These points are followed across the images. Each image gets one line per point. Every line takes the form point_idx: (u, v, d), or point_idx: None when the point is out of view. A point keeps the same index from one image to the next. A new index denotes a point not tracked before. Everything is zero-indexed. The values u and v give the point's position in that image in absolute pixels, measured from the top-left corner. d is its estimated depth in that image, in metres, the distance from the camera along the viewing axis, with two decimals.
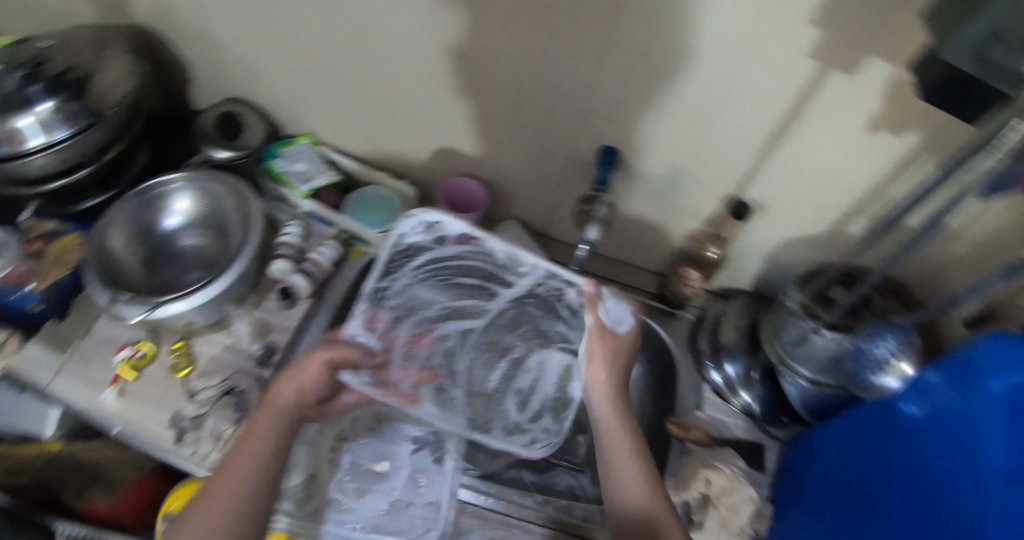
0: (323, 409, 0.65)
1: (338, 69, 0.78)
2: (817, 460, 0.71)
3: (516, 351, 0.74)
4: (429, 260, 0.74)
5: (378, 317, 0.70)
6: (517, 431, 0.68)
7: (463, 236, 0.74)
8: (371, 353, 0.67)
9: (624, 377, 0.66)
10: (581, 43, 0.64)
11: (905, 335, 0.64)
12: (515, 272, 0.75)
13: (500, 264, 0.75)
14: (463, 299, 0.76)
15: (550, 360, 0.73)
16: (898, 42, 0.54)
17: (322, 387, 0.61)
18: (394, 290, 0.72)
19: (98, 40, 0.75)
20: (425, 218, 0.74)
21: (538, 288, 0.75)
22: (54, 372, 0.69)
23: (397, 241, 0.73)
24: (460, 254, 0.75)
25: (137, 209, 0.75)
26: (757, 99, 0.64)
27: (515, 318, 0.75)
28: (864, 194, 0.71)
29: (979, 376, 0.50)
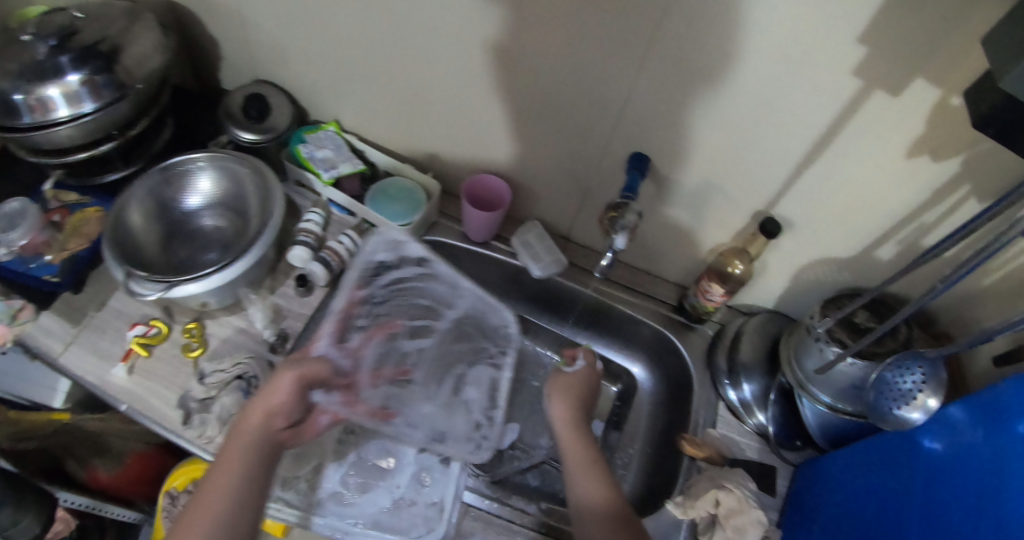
0: (298, 431, 0.63)
1: (370, 60, 0.78)
2: (829, 488, 0.69)
3: (460, 368, 0.78)
4: (393, 278, 0.77)
5: (345, 334, 0.71)
6: (463, 438, 0.73)
7: (420, 259, 0.78)
8: (340, 374, 0.68)
9: (584, 416, 0.73)
10: (617, 46, 0.63)
11: (938, 365, 0.60)
12: (455, 298, 0.80)
13: (445, 289, 0.80)
14: (417, 318, 0.79)
15: (482, 374, 0.79)
16: (951, 65, 0.52)
17: (291, 409, 0.59)
18: (365, 308, 0.75)
19: (131, 13, 0.75)
20: (391, 236, 0.77)
21: (470, 315, 0.81)
22: (66, 342, 0.71)
23: (365, 259, 0.75)
24: (415, 277, 0.78)
25: (160, 184, 0.75)
26: (794, 116, 0.63)
27: (460, 332, 0.80)
28: (898, 219, 0.68)
29: (1006, 417, 0.51)
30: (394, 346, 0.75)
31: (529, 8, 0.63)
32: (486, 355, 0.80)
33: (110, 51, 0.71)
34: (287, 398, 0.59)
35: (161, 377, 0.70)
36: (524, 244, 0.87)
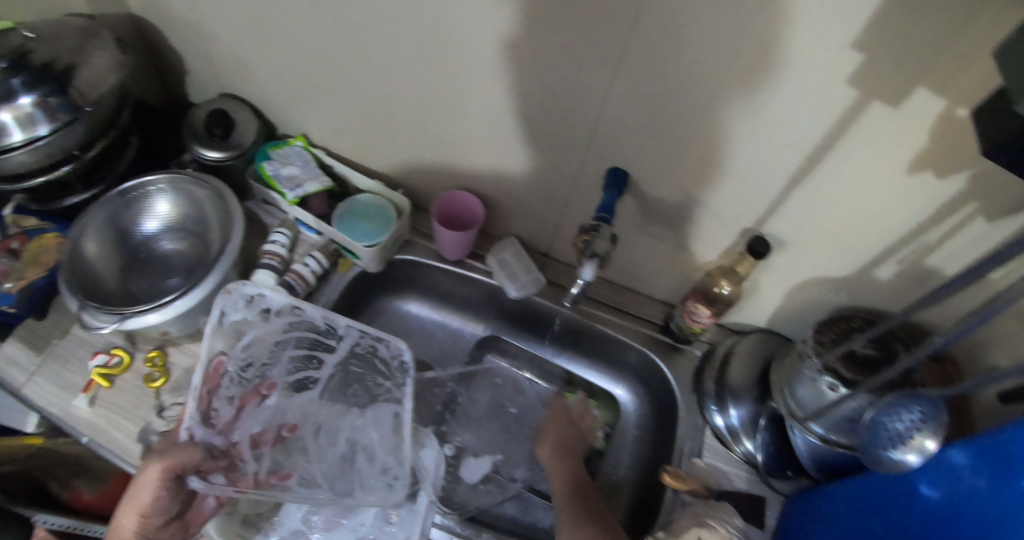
0: (186, 520, 0.61)
1: (337, 71, 0.74)
2: (820, 526, 0.65)
3: (351, 414, 0.74)
4: (256, 338, 0.71)
5: (213, 409, 0.66)
6: (370, 486, 0.68)
7: (287, 307, 0.73)
8: (215, 455, 0.63)
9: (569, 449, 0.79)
10: (590, 56, 0.58)
11: (939, 407, 0.54)
12: (334, 336, 0.76)
13: (320, 331, 0.76)
14: (296, 372, 0.74)
15: (380, 412, 0.75)
16: (956, 73, 0.47)
17: (167, 503, 0.58)
18: (232, 375, 0.69)
19: (87, 31, 0.71)
20: (244, 292, 0.71)
21: (356, 348, 0.77)
22: (29, 373, 0.70)
23: (219, 323, 0.68)
24: (285, 328, 0.73)
25: (118, 209, 0.74)
26: (783, 131, 0.57)
27: (347, 374, 0.77)
28: (898, 239, 0.63)
29: (1011, 469, 0.46)
30: (271, 407, 0.71)
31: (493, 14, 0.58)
32: (380, 393, 0.77)
33: (64, 72, 0.67)
34: (154, 497, 0.58)
35: (124, 408, 0.68)
36: (500, 262, 0.83)
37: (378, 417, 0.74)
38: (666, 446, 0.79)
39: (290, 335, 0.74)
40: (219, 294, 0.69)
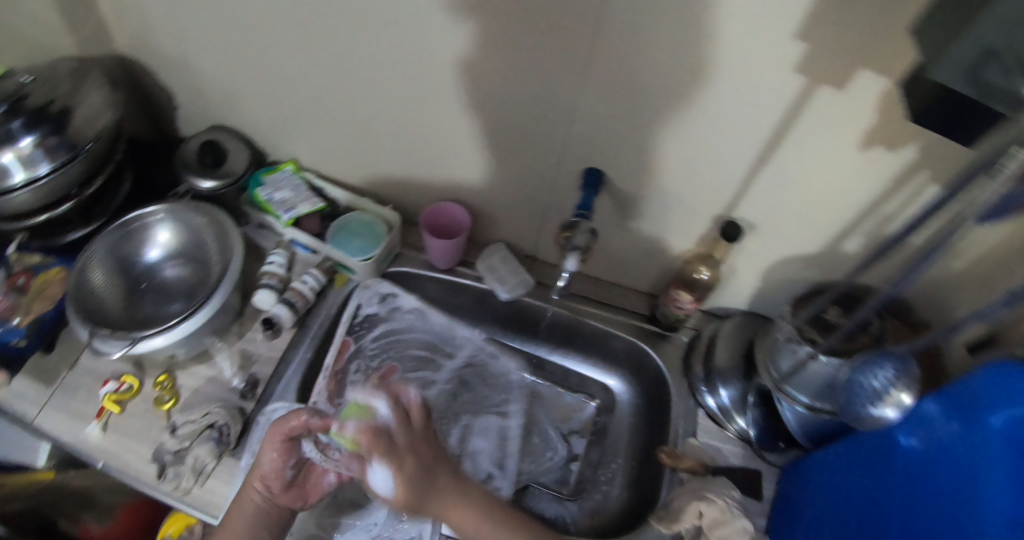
0: (303, 492, 0.66)
1: (320, 94, 0.78)
2: (815, 493, 0.67)
3: (465, 419, 0.84)
4: (383, 331, 0.86)
5: (336, 391, 0.78)
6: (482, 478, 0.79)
7: (414, 308, 0.88)
8: (336, 430, 0.72)
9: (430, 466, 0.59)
10: (558, 64, 0.62)
11: (908, 362, 0.59)
12: (454, 344, 0.89)
13: (443, 337, 0.89)
14: (416, 370, 0.86)
15: (483, 423, 0.84)
16: (892, 54, 0.51)
17: (282, 467, 0.62)
18: (359, 362, 0.83)
19: (79, 72, 0.74)
20: (380, 289, 0.86)
21: (473, 358, 0.89)
22: (41, 405, 0.71)
23: (354, 311, 0.84)
24: (409, 327, 0.87)
25: (120, 241, 0.78)
26: (743, 119, 0.61)
27: (462, 381, 0.87)
28: (860, 213, 0.67)
29: (980, 411, 0.50)
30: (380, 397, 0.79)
31: (468, 30, 0.62)
32: (489, 405, 0.86)
33: (59, 113, 0.70)
34: (274, 464, 0.62)
35: (136, 431, 0.70)
36: (489, 268, 0.87)
37: (487, 426, 0.84)
38: (661, 430, 0.82)
39: (407, 338, 0.87)
40: (360, 291, 0.86)
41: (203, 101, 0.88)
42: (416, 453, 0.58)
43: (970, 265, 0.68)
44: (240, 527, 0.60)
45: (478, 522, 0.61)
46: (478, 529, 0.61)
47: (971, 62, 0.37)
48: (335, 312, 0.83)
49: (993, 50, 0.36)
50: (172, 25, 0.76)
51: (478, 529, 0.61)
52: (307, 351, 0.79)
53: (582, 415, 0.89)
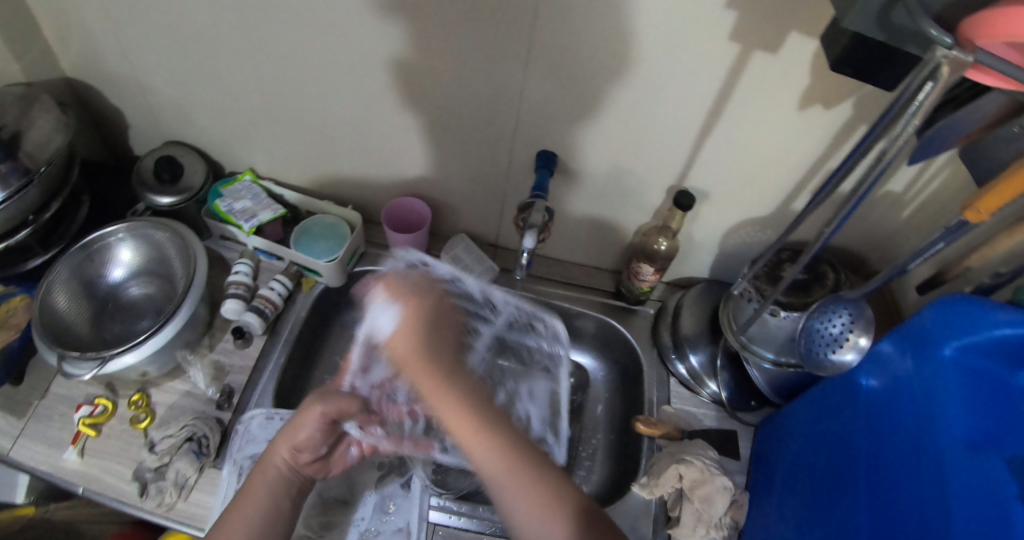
0: (327, 464, 0.65)
1: (273, 101, 0.78)
2: (787, 442, 0.69)
3: (509, 385, 0.82)
4: None
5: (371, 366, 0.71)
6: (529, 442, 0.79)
7: (447, 275, 0.78)
8: (369, 409, 0.68)
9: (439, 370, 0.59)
10: (503, 49, 0.63)
11: (861, 305, 0.62)
12: (491, 308, 0.82)
13: (478, 301, 0.81)
14: None
15: (536, 388, 0.83)
16: (820, 14, 0.53)
17: (318, 442, 0.62)
18: None
19: (27, 97, 0.73)
20: (409, 259, 0.78)
21: (513, 320, 0.83)
22: (14, 437, 0.70)
23: (382, 280, 0.75)
24: (443, 294, 0.79)
25: (81, 263, 0.77)
26: (685, 89, 0.63)
27: (501, 345, 0.83)
28: (804, 171, 0.70)
29: (931, 342, 0.51)
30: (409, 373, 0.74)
31: (413, 22, 0.63)
32: (538, 367, 0.84)
33: (9, 139, 0.69)
34: (314, 434, 0.61)
35: (114, 453, 0.69)
36: (453, 258, 0.89)
37: (536, 392, 0.83)
38: (635, 401, 0.85)
39: None
40: (388, 260, 0.79)
41: (157, 117, 0.87)
42: (413, 337, 0.61)
43: (914, 213, 0.71)
44: (259, 497, 0.57)
45: (466, 420, 0.56)
46: (469, 431, 0.55)
47: (881, 7, 0.39)
48: (304, 315, 0.83)
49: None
50: (118, 43, 0.75)
51: (468, 438, 0.55)
52: (279, 357, 0.79)
53: None
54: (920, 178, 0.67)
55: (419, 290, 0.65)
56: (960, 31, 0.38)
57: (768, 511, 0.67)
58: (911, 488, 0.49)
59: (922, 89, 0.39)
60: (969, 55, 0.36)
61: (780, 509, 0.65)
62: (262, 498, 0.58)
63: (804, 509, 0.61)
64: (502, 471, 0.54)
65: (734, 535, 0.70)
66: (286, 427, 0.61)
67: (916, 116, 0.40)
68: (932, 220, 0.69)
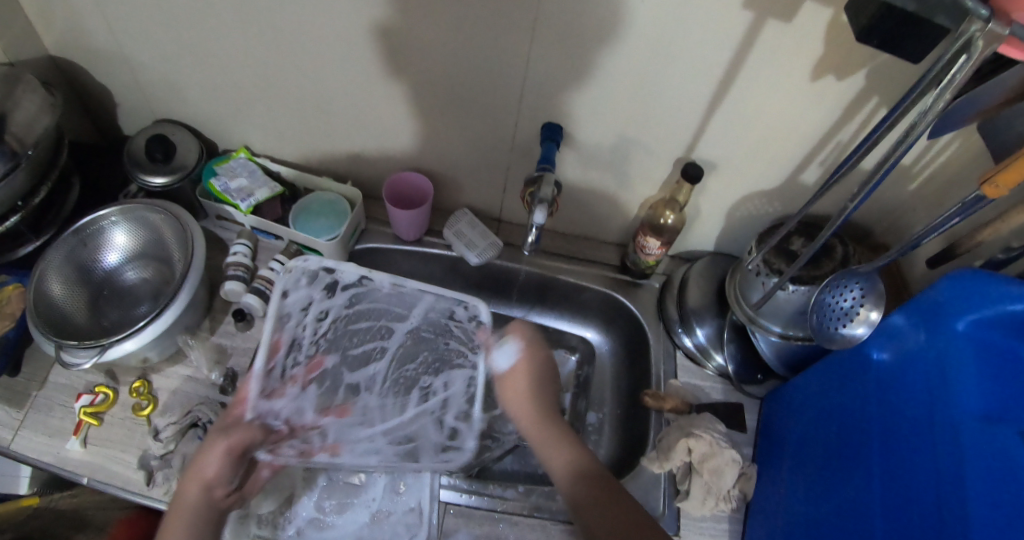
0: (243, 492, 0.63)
1: (266, 75, 0.75)
2: (796, 413, 0.69)
3: (424, 380, 0.81)
4: (319, 309, 0.77)
5: (276, 391, 0.72)
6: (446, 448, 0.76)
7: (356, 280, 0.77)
8: (273, 433, 0.69)
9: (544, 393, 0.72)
10: (507, 19, 0.61)
11: (873, 278, 0.60)
12: (406, 307, 0.81)
13: (391, 300, 0.80)
14: (364, 343, 0.80)
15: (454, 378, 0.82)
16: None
17: (229, 474, 0.60)
18: (293, 353, 0.74)
19: (9, 77, 0.70)
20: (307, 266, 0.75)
21: (428, 317, 0.82)
22: (15, 429, 0.69)
23: (280, 301, 0.73)
24: (352, 302, 0.79)
25: (75, 248, 0.75)
26: (696, 59, 0.61)
27: (417, 338, 0.82)
28: (815, 144, 0.68)
29: (945, 316, 0.51)
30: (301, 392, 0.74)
31: None
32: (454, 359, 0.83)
33: None
34: (222, 467, 0.60)
35: (118, 441, 0.68)
36: (457, 234, 0.86)
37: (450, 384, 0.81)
38: (642, 374, 0.85)
39: (355, 308, 0.79)
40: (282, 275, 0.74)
41: (146, 94, 0.84)
42: (534, 382, 0.72)
43: (921, 186, 0.70)
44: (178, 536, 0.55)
45: (542, 417, 0.70)
46: (546, 438, 0.68)
47: None
48: None
49: None
50: (101, 16, 0.71)
51: (545, 442, 0.68)
52: None
53: (564, 368, 0.92)
54: (931, 150, 0.66)
55: (540, 343, 0.74)
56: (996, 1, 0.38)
57: (777, 483, 0.68)
58: (925, 459, 0.49)
59: (956, 64, 0.39)
60: (1006, 27, 0.36)
61: (790, 480, 0.66)
62: (185, 526, 0.56)
63: (815, 482, 0.62)
64: (542, 440, 0.68)
65: (743, 506, 0.71)
66: (189, 469, 0.59)
67: (950, 89, 0.40)
68: (941, 194, 0.67)
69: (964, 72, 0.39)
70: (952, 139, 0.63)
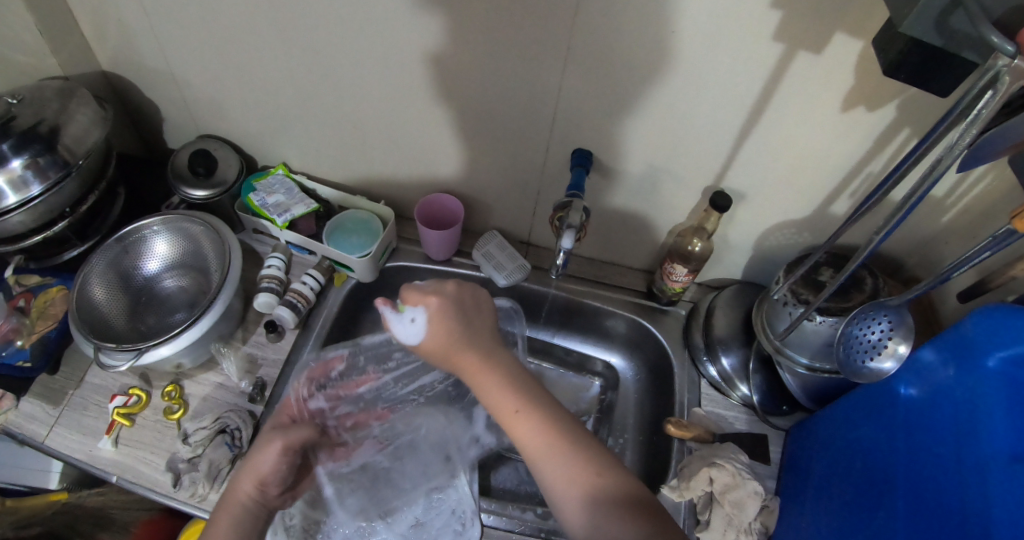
0: (295, 493, 0.63)
1: (305, 96, 0.79)
2: (821, 446, 0.68)
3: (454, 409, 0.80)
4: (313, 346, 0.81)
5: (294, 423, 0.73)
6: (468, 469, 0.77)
7: None
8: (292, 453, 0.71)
9: (490, 349, 0.59)
10: (538, 46, 0.63)
11: (902, 312, 0.59)
12: None
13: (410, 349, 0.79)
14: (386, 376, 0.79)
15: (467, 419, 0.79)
16: (869, 14, 0.51)
17: (283, 475, 0.59)
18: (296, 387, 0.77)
19: (65, 90, 0.73)
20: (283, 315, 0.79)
21: None
22: (50, 425, 0.71)
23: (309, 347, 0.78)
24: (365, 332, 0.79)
25: (118, 255, 0.78)
26: (726, 89, 0.62)
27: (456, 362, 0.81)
28: (846, 174, 0.68)
29: (975, 352, 0.50)
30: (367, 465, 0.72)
31: (437, 17, 0.63)
32: None
33: (49, 133, 0.69)
34: (277, 467, 0.58)
35: (149, 443, 0.70)
36: (486, 255, 0.89)
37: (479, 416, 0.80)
38: (666, 402, 0.85)
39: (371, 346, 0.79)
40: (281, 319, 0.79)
41: (191, 111, 0.88)
42: (447, 332, 0.59)
43: (955, 217, 0.69)
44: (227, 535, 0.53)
45: (518, 410, 0.54)
46: (547, 447, 0.51)
47: (941, 13, 0.39)
48: (337, 311, 0.84)
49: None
50: (153, 34, 0.76)
51: (541, 455, 0.51)
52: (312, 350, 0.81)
53: (587, 394, 0.94)
54: (965, 182, 0.65)
55: (443, 285, 0.63)
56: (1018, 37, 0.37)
57: (801, 517, 0.66)
58: (952, 498, 0.49)
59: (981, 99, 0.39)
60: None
61: (813, 515, 0.65)
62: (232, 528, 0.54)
63: (838, 519, 0.60)
64: (544, 446, 0.52)
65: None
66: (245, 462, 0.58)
67: (975, 125, 0.39)
68: (975, 226, 0.66)
69: (990, 107, 0.38)
70: (987, 170, 0.62)
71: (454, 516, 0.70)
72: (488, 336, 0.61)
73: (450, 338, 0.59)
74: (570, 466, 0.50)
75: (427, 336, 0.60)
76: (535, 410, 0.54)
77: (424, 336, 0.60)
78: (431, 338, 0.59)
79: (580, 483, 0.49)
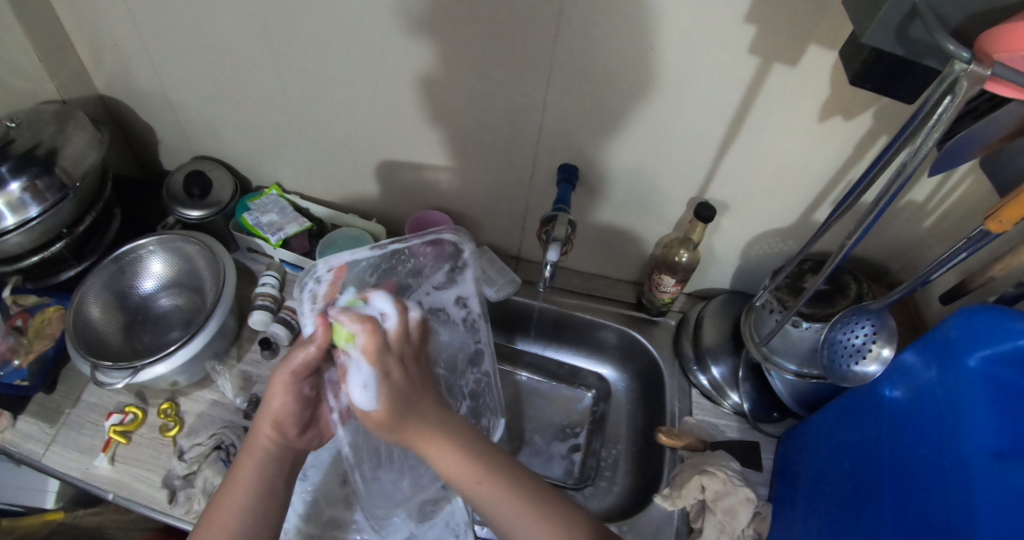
0: (319, 429, 0.64)
1: (297, 116, 0.81)
2: (811, 451, 0.69)
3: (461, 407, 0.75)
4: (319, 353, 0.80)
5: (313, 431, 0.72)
6: None
7: None
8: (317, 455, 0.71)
9: (442, 429, 0.55)
10: (522, 65, 0.65)
11: (884, 315, 0.61)
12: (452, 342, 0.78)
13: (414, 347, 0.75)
14: None
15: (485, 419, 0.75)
16: (839, 27, 0.53)
17: (297, 411, 0.60)
18: None
19: (62, 114, 0.75)
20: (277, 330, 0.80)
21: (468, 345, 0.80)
22: (46, 444, 0.72)
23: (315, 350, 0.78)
24: None
25: (114, 275, 0.79)
26: (705, 102, 0.64)
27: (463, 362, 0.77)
28: (826, 182, 0.70)
29: (956, 352, 0.51)
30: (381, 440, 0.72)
31: (423, 36, 0.65)
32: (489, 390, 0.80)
33: (46, 156, 0.71)
34: (289, 405, 0.59)
35: (145, 460, 0.71)
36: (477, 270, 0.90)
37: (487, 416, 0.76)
38: (658, 411, 0.86)
39: None
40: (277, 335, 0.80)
41: (186, 133, 0.90)
42: (392, 389, 0.53)
43: (936, 221, 0.70)
44: (247, 479, 0.56)
45: (467, 476, 0.53)
46: (512, 508, 0.52)
47: (899, 23, 0.41)
48: None
49: (918, 9, 0.39)
50: (149, 58, 0.78)
51: (510, 515, 0.52)
52: None
53: (580, 405, 0.94)
54: (944, 187, 0.66)
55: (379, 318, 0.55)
56: (977, 43, 0.40)
57: (793, 522, 0.67)
58: (936, 495, 0.49)
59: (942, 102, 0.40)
60: (985, 69, 0.37)
61: (805, 520, 0.65)
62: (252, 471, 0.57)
63: (827, 523, 0.61)
64: (513, 514, 0.52)
65: None
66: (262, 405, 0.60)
67: (939, 128, 0.41)
68: (957, 230, 0.68)
69: (951, 110, 0.40)
70: (964, 174, 0.64)
71: (447, 529, 0.70)
72: (416, 393, 0.55)
73: (388, 387, 0.53)
74: (536, 522, 0.52)
75: (369, 350, 0.52)
76: (495, 475, 0.54)
77: (376, 405, 0.52)
78: (381, 405, 0.52)
79: (539, 526, 0.52)
